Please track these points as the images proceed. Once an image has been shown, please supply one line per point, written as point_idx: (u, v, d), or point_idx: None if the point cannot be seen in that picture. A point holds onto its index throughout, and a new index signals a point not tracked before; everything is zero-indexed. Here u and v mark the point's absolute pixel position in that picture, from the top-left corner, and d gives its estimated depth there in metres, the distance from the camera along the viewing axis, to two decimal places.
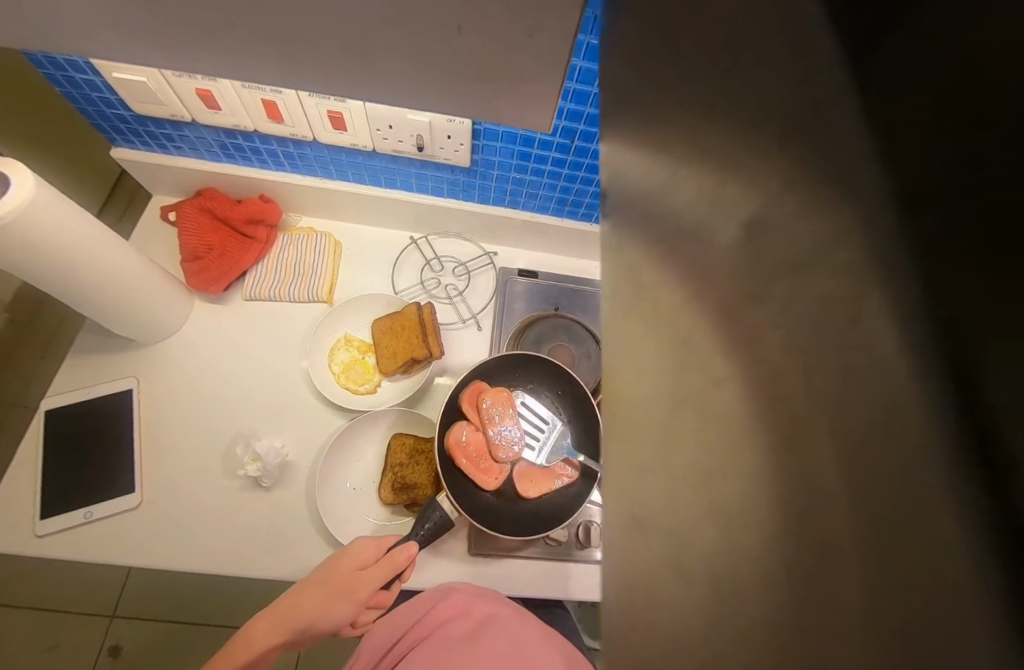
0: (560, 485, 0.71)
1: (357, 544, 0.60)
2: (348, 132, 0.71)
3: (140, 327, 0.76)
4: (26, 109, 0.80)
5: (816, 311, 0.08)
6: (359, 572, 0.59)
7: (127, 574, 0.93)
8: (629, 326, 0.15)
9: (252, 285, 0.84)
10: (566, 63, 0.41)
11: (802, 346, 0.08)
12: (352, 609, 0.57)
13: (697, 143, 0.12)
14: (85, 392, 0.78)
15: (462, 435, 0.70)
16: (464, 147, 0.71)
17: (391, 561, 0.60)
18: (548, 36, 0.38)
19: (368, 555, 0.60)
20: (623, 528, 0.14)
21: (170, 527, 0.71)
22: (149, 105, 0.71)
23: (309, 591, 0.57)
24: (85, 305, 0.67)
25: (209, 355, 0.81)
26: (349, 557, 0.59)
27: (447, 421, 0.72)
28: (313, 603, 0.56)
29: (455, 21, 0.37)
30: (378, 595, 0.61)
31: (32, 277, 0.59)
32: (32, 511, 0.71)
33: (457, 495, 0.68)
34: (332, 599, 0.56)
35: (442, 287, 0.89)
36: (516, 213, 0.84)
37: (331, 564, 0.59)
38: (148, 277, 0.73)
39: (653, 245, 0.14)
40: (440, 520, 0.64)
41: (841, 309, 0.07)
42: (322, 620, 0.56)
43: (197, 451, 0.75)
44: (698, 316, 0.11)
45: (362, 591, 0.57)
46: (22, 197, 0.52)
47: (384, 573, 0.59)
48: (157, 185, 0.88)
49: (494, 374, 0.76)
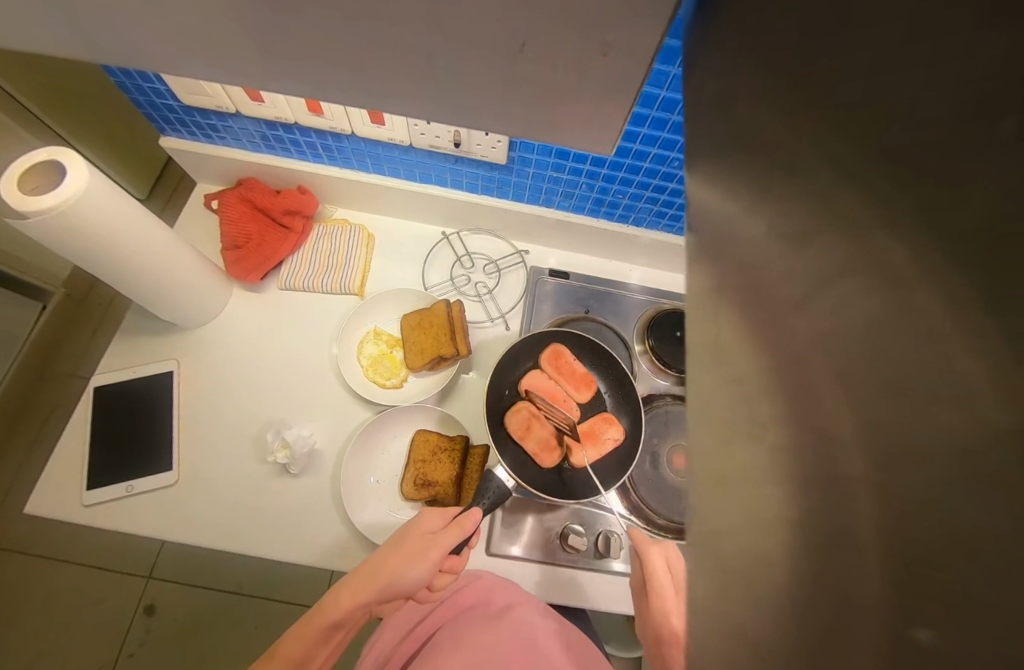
0: (609, 447, 0.70)
1: (424, 512, 0.58)
2: (386, 126, 0.70)
3: (185, 312, 0.79)
4: (95, 114, 0.86)
5: (896, 375, 0.09)
6: (429, 536, 0.56)
7: (163, 544, 0.97)
8: (728, 360, 0.15)
9: (287, 275, 0.86)
10: (604, 73, 0.37)
11: (900, 400, 0.09)
12: (427, 572, 0.53)
13: (804, 228, 0.13)
14: (129, 372, 0.82)
15: (536, 381, 0.72)
16: (501, 145, 0.68)
17: (460, 528, 0.57)
18: (610, 52, 0.35)
19: (437, 522, 0.58)
20: (745, 558, 0.14)
21: (209, 503, 0.74)
22: (195, 96, 0.72)
23: (384, 555, 0.54)
24: (131, 287, 0.70)
25: (242, 343, 0.83)
26: (419, 522, 0.58)
27: (505, 377, 0.74)
28: (392, 566, 0.52)
29: (496, 34, 0.35)
30: (451, 559, 0.58)
31: (80, 260, 0.63)
32: (80, 482, 0.76)
33: (501, 452, 0.69)
34: (409, 560, 0.53)
35: (472, 284, 0.88)
36: (550, 212, 0.82)
37: (403, 530, 0.57)
38: (197, 271, 0.77)
39: (749, 283, 0.14)
40: (498, 491, 0.61)
41: (911, 369, 0.09)
42: (402, 582, 0.52)
43: (229, 432, 0.78)
44: (814, 374, 0.12)
45: (434, 552, 0.54)
46: (75, 189, 0.55)
47: (453, 540, 0.56)
48: (202, 174, 0.90)
49: (525, 355, 0.76)
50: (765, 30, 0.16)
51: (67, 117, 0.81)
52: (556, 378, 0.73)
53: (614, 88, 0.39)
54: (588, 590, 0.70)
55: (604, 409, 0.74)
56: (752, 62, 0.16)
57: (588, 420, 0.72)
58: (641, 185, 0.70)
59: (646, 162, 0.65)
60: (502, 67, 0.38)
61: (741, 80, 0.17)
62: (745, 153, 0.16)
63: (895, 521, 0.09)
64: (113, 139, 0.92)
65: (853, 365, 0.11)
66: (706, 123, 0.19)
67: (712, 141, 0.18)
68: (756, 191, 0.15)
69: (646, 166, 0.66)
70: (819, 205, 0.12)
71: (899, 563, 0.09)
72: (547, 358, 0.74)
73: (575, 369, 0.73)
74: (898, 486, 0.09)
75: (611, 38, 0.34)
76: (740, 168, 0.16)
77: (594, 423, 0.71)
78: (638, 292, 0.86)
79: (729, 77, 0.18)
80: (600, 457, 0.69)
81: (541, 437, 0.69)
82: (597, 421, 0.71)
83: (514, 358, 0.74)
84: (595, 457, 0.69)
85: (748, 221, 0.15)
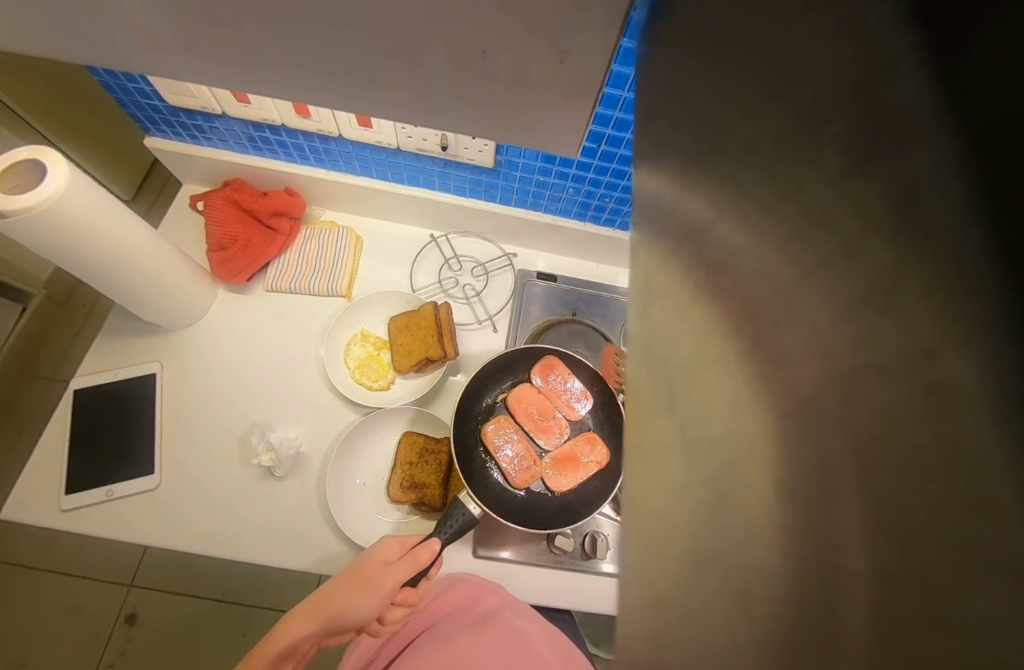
0: (587, 473, 0.71)
1: (382, 541, 0.57)
2: (373, 129, 0.70)
3: (168, 315, 0.79)
4: (74, 113, 0.84)
5: (826, 361, 0.10)
6: (383, 568, 0.55)
7: (145, 549, 0.95)
8: (669, 355, 0.16)
9: (274, 277, 0.85)
10: (583, 81, 0.38)
11: (830, 384, 0.10)
12: (379, 603, 0.52)
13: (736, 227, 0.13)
14: (111, 374, 0.81)
15: (526, 395, 0.73)
16: (488, 149, 0.69)
17: (415, 558, 0.56)
18: (583, 58, 0.36)
19: (393, 552, 0.57)
20: (683, 547, 0.14)
21: (194, 506, 0.73)
22: (181, 97, 0.71)
23: (335, 586, 0.52)
24: (109, 287, 0.69)
25: (228, 345, 0.83)
26: (374, 553, 0.56)
27: (494, 386, 0.75)
28: (342, 597, 0.50)
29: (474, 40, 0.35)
30: (404, 591, 0.56)
31: (60, 260, 0.62)
32: (59, 487, 0.74)
33: (471, 475, 0.70)
34: (360, 590, 0.51)
35: (460, 287, 0.88)
36: (538, 215, 0.83)
37: (357, 562, 0.55)
38: (179, 272, 0.76)
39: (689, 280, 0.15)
40: (466, 520, 0.61)
41: (847, 360, 0.10)
42: (351, 615, 0.50)
43: (214, 436, 0.77)
44: (750, 363, 0.12)
45: (386, 584, 0.53)
46: (56, 188, 0.54)
47: (409, 570, 0.55)
48: (187, 175, 0.89)
49: (493, 377, 0.75)
50: (694, 37, 0.17)
51: (42, 117, 0.79)
52: (545, 394, 0.73)
53: (587, 95, 0.40)
54: (574, 591, 0.70)
55: (587, 428, 0.74)
56: (684, 66, 0.17)
57: (570, 440, 0.72)
58: (626, 189, 0.71)
59: (629, 168, 0.66)
60: (482, 75, 0.39)
61: (679, 81, 0.18)
62: (683, 151, 0.17)
63: (837, 500, 0.10)
64: (93, 140, 0.89)
65: (787, 353, 0.11)
66: (650, 127, 0.20)
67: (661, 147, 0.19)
68: (693, 187, 0.15)
69: (629, 171, 0.67)
70: (747, 200, 0.13)
71: (840, 537, 0.10)
72: (540, 370, 0.74)
73: (567, 386, 0.73)
74: (834, 467, 0.10)
75: (587, 46, 0.35)
76: (682, 164, 0.16)
77: (575, 445, 0.72)
78: (624, 295, 0.87)
79: (667, 84, 0.19)
80: (579, 482, 0.71)
81: (516, 459, 0.71)
82: (579, 443, 0.72)
83: (495, 370, 0.75)
84: (571, 482, 0.70)
85: (690, 217, 0.15)
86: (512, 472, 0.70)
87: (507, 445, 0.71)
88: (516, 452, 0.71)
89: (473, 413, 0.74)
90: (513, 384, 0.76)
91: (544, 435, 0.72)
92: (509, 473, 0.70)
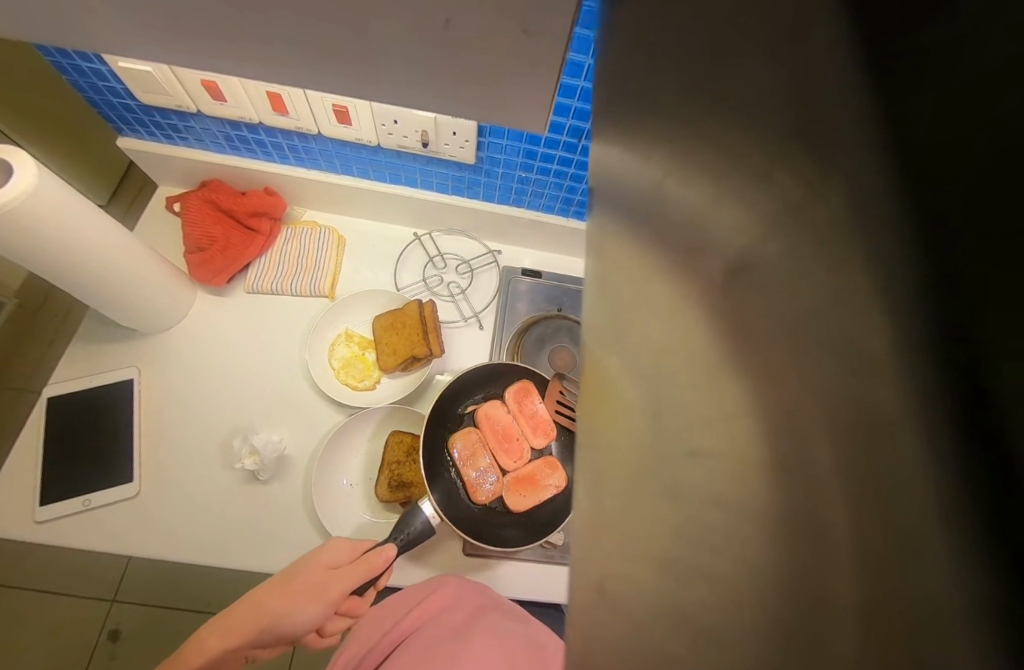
0: (548, 497, 0.71)
1: (330, 543, 0.56)
2: (354, 126, 0.70)
3: (140, 318, 0.76)
4: (33, 104, 0.79)
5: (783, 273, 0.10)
6: (330, 572, 0.53)
7: (130, 560, 0.92)
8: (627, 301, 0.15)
9: (255, 278, 0.84)
10: (558, 60, 0.39)
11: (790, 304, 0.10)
12: (322, 612, 0.50)
13: (676, 171, 0.14)
14: (87, 381, 0.78)
15: (494, 412, 0.73)
16: (470, 144, 0.69)
17: (366, 564, 0.55)
18: (554, 35, 0.36)
19: (342, 556, 0.55)
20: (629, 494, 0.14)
21: (174, 514, 0.72)
22: (155, 95, 0.70)
23: (270, 591, 0.50)
24: (81, 291, 0.67)
25: (208, 348, 0.81)
26: (323, 554, 0.54)
27: (465, 399, 0.75)
28: (276, 604, 0.48)
29: (442, 16, 0.36)
30: (349, 601, 0.56)
31: (28, 264, 0.60)
32: (32, 497, 0.72)
33: (433, 484, 0.70)
34: (301, 599, 0.50)
35: (444, 285, 0.88)
36: (521, 211, 0.83)
37: (300, 564, 0.53)
38: (155, 274, 0.74)
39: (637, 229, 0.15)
40: (421, 529, 0.61)
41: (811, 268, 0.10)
42: (287, 623, 0.48)
43: (193, 443, 0.76)
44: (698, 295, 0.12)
45: (333, 591, 0.51)
46: (25, 186, 0.53)
47: (360, 575, 0.54)
48: (162, 176, 0.88)
49: (466, 390, 0.75)
50: None
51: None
52: (512, 414, 0.73)
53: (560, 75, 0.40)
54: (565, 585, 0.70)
55: (550, 454, 0.74)
56: (628, 33, 0.18)
57: (532, 462, 0.72)
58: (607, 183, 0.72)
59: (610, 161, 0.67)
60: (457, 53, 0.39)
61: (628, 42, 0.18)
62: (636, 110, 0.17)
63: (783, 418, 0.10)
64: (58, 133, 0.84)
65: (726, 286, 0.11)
66: (605, 89, 0.20)
67: (614, 109, 0.19)
68: (647, 139, 0.16)
69: None
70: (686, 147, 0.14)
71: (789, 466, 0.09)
72: (511, 391, 0.74)
73: (535, 409, 0.73)
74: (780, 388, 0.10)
75: (563, 23, 0.35)
76: (637, 119, 0.17)
77: (537, 468, 0.71)
78: None
79: (619, 45, 0.19)
80: (537, 504, 0.70)
81: (477, 474, 0.71)
82: (541, 466, 0.71)
83: (470, 380, 0.75)
84: (529, 504, 0.70)
85: (636, 173, 0.16)
86: (472, 486, 0.70)
87: (470, 459, 0.71)
88: (478, 467, 0.71)
89: (442, 423, 0.74)
90: (482, 397, 0.76)
91: (506, 457, 0.72)
92: (470, 488, 0.70)
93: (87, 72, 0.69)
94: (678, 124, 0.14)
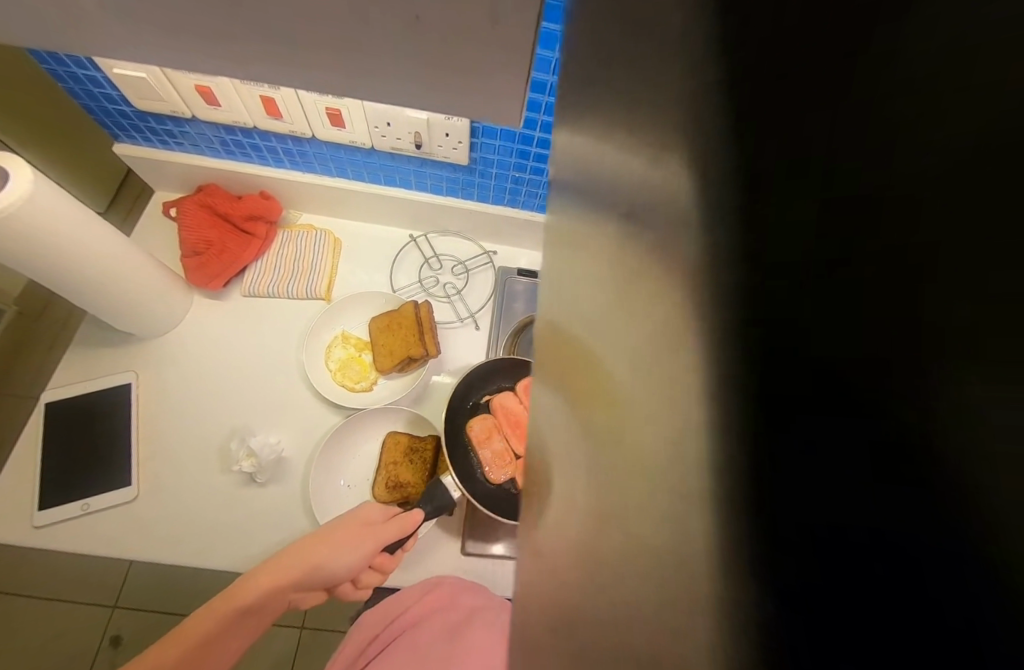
0: None
1: (366, 504, 0.56)
2: (347, 129, 0.71)
3: (140, 324, 0.77)
4: (25, 104, 0.77)
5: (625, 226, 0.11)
6: (366, 528, 0.54)
7: (131, 564, 0.91)
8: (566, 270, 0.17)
9: (251, 281, 0.85)
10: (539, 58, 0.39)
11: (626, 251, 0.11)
12: (360, 561, 0.52)
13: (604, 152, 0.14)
14: (85, 386, 0.79)
15: (509, 400, 0.72)
16: (462, 145, 0.70)
17: (400, 522, 0.57)
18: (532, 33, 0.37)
19: (377, 514, 0.56)
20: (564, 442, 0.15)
21: (172, 517, 0.72)
22: (149, 101, 0.71)
23: (312, 539, 0.51)
24: (80, 297, 0.68)
25: (205, 352, 0.82)
26: (360, 513, 0.55)
27: (483, 385, 0.75)
28: (318, 549, 0.50)
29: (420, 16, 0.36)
30: (382, 557, 0.56)
31: (28, 270, 0.61)
32: (31, 502, 0.73)
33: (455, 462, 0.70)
34: (341, 546, 0.51)
35: (440, 286, 0.88)
36: (516, 211, 0.83)
37: (337, 519, 0.54)
38: (156, 282, 0.75)
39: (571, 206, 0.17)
40: (441, 501, 0.64)
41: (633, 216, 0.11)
42: (328, 568, 0.50)
43: (191, 447, 0.76)
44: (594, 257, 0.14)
45: (369, 544, 0.53)
46: (20, 192, 0.53)
47: (394, 534, 0.56)
48: (159, 182, 0.89)
49: (480, 383, 0.76)
50: None
51: None
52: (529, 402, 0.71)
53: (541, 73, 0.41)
54: None
55: None
56: (579, 26, 0.18)
57: None
58: None
59: None
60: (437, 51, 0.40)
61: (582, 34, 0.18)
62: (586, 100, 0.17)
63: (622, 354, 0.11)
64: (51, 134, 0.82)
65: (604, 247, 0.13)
66: (570, 82, 0.21)
67: (572, 101, 0.19)
68: (590, 127, 0.16)
69: None
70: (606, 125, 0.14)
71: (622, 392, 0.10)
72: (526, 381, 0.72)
73: None
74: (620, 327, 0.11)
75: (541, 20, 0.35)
76: (585, 109, 0.17)
77: None
78: None
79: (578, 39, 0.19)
80: None
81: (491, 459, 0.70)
82: None
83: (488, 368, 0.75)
84: None
85: (584, 161, 0.16)
86: (487, 471, 0.70)
87: (487, 444, 0.71)
88: (494, 453, 0.70)
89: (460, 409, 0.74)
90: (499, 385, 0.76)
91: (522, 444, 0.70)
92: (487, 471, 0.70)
93: (83, 79, 0.69)
94: (603, 103, 0.14)
